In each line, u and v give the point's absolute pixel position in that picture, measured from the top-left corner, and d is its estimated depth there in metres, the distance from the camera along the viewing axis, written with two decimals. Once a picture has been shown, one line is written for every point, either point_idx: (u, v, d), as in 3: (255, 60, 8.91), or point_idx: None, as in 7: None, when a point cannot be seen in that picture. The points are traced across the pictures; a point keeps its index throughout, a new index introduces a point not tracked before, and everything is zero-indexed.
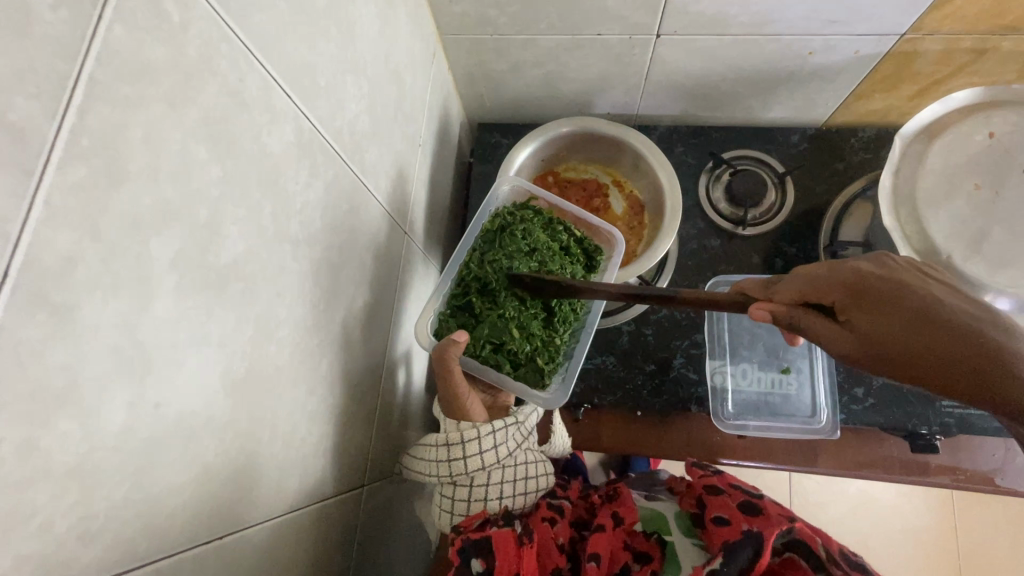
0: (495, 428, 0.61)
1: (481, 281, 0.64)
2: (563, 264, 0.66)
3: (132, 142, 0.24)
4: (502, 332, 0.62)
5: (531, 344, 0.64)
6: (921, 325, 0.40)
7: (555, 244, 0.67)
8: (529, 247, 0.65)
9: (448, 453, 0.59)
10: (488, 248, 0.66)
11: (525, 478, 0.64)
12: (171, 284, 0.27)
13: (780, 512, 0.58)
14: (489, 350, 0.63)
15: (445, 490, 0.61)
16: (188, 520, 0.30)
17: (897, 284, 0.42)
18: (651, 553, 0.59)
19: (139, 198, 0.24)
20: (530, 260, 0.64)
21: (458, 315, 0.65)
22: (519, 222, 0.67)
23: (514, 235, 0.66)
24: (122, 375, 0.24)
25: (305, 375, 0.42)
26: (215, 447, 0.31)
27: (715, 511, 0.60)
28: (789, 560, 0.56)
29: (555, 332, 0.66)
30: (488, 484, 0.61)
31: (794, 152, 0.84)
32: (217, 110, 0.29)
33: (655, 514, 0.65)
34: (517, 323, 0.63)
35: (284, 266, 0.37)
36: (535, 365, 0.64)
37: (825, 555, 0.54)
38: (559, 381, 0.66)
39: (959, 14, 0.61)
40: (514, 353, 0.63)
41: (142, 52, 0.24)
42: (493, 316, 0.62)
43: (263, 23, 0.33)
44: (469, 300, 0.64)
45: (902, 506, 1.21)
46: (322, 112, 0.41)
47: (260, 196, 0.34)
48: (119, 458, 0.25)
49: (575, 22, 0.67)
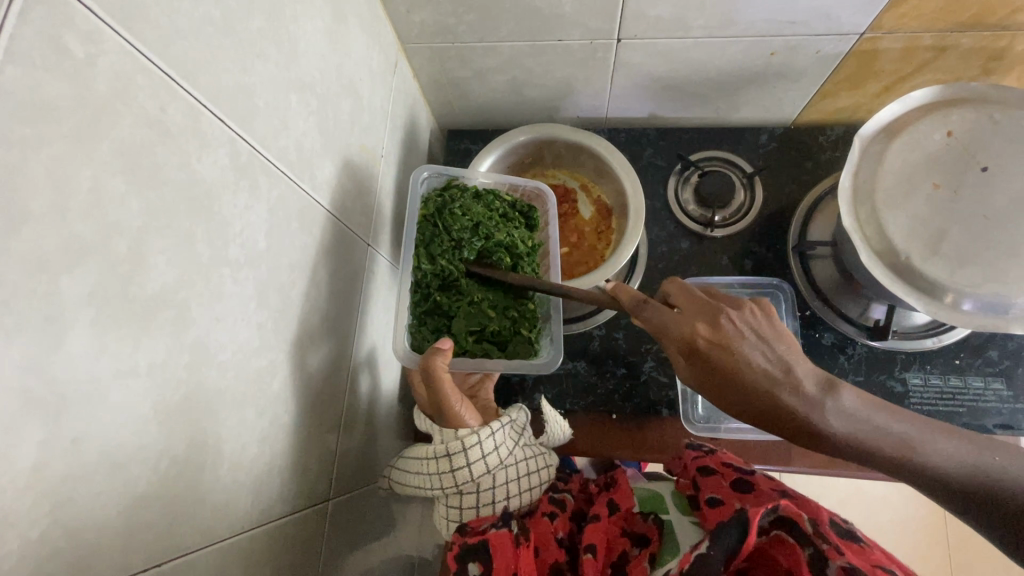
0: (494, 430, 0.61)
1: (441, 276, 0.64)
2: (510, 229, 0.67)
3: (34, 183, 0.24)
4: (480, 317, 0.64)
5: (509, 316, 0.66)
6: (723, 381, 0.49)
7: (495, 213, 0.68)
8: (473, 221, 0.65)
9: (451, 463, 0.59)
10: (433, 240, 0.65)
11: (528, 474, 0.63)
12: (88, 319, 0.27)
13: (772, 487, 0.58)
14: (472, 340, 0.64)
15: (451, 501, 0.61)
16: (121, 548, 0.30)
17: (714, 348, 0.49)
18: (649, 535, 0.58)
19: (44, 237, 0.25)
20: (478, 234, 0.65)
21: (429, 322, 0.64)
22: (453, 200, 0.67)
23: (453, 215, 0.65)
24: (33, 416, 0.25)
25: (254, 395, 0.42)
26: (147, 476, 0.32)
27: (708, 493, 0.59)
28: (777, 539, 0.52)
29: (526, 299, 0.67)
30: (494, 487, 0.60)
31: (762, 151, 0.84)
32: (136, 141, 0.29)
33: (651, 495, 0.65)
34: (489, 303, 0.65)
35: (222, 291, 0.37)
36: (522, 336, 0.66)
37: (812, 531, 0.50)
38: (547, 342, 0.67)
39: (915, 13, 0.61)
40: (496, 334, 0.65)
41: (41, 90, 0.24)
42: (465, 306, 0.64)
43: (185, 49, 0.33)
44: (434, 301, 0.64)
45: (891, 497, 1.22)
46: (263, 134, 0.41)
47: (193, 222, 0.34)
48: (31, 494, 0.25)
49: (534, 29, 0.67)
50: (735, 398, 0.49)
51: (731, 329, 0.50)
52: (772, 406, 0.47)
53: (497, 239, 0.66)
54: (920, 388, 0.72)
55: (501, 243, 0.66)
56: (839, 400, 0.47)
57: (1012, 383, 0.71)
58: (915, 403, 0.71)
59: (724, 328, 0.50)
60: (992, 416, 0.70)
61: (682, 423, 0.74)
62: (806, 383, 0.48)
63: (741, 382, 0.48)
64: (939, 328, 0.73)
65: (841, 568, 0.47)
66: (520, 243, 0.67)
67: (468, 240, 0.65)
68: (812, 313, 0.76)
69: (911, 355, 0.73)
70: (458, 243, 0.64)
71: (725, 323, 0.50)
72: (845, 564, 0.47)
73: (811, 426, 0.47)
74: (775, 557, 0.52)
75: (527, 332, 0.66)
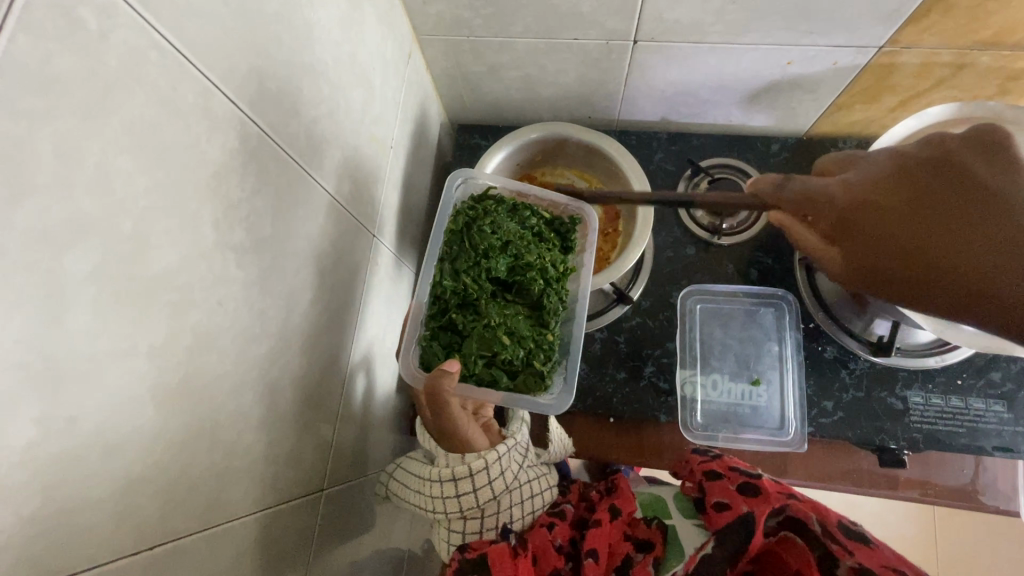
0: (501, 453, 0.60)
1: (460, 293, 0.62)
2: (540, 251, 0.64)
3: (41, 154, 0.24)
4: (491, 343, 0.60)
5: (524, 347, 0.62)
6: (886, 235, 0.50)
7: (528, 233, 0.65)
8: (502, 241, 0.63)
9: (456, 488, 0.59)
10: (458, 254, 0.63)
11: (531, 497, 0.62)
12: (89, 296, 0.27)
13: (779, 490, 0.58)
14: (481, 366, 0.61)
15: (454, 525, 0.60)
16: (112, 531, 0.30)
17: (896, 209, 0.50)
18: (652, 540, 0.58)
19: (47, 211, 0.24)
20: (505, 254, 0.63)
21: (441, 336, 0.63)
22: (485, 215, 0.65)
23: (482, 230, 0.63)
24: (28, 394, 0.24)
25: (252, 382, 0.42)
26: (141, 459, 0.31)
27: (714, 497, 0.59)
28: (785, 540, 0.53)
29: (546, 328, 0.63)
30: (498, 512, 0.60)
31: (773, 161, 0.83)
32: (145, 119, 0.29)
33: (656, 499, 0.66)
34: (506, 329, 0.61)
35: (224, 274, 0.37)
36: (533, 369, 0.62)
37: (821, 531, 0.51)
38: (561, 377, 0.65)
39: (935, 28, 0.60)
40: (507, 362, 0.61)
41: (51, 61, 0.24)
42: (479, 328, 0.61)
43: (199, 28, 0.32)
44: (450, 319, 0.63)
45: (884, 513, 1.22)
46: (273, 118, 0.41)
47: (198, 204, 0.34)
48: (24, 472, 0.25)
49: (550, 26, 0.66)
50: (911, 251, 0.48)
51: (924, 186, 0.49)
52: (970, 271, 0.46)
53: (525, 261, 0.63)
54: (921, 407, 0.72)
55: (530, 266, 0.63)
56: None
57: (1013, 407, 0.71)
58: (916, 420, 0.71)
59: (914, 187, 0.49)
60: (991, 439, 0.69)
61: (679, 430, 0.74)
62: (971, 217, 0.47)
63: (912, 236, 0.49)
64: (943, 347, 0.73)
65: (851, 568, 0.47)
66: (548, 267, 0.64)
67: (494, 258, 0.62)
68: (815, 327, 0.76)
69: (913, 373, 0.73)
70: (483, 262, 0.62)
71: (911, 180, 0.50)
72: (853, 564, 0.48)
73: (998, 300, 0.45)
74: (784, 558, 0.53)
75: (541, 365, 0.62)
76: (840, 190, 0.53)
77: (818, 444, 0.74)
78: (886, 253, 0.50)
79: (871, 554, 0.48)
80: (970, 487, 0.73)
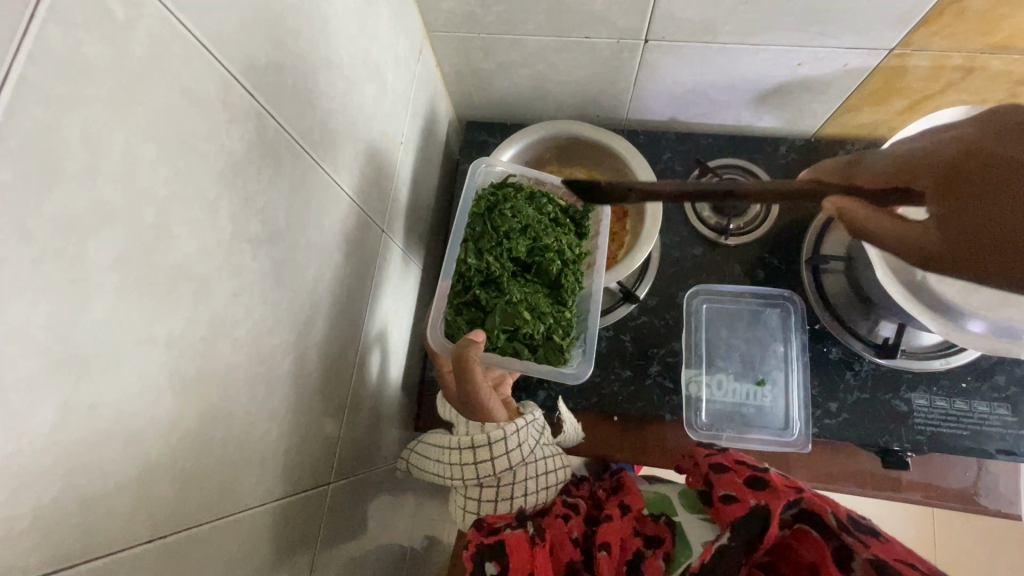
0: (519, 426, 0.61)
1: (483, 271, 0.63)
2: (558, 233, 0.65)
3: (70, 143, 0.24)
4: (514, 318, 0.60)
5: (544, 322, 0.62)
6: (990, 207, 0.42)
7: (546, 216, 0.66)
8: (521, 223, 0.64)
9: (474, 457, 0.60)
10: (480, 235, 0.64)
11: (547, 472, 0.63)
12: (112, 284, 0.27)
13: (787, 483, 0.58)
14: (503, 339, 0.61)
15: (471, 492, 0.62)
16: (129, 518, 0.30)
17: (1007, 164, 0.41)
18: (662, 535, 0.59)
19: (75, 199, 0.24)
20: (524, 237, 0.64)
21: (465, 312, 0.63)
22: (504, 200, 0.66)
23: (503, 213, 0.65)
24: (53, 380, 0.25)
25: (265, 373, 0.42)
26: (158, 448, 0.31)
27: (721, 490, 0.59)
28: (800, 533, 0.53)
29: (565, 305, 0.64)
30: (513, 483, 0.61)
31: (781, 163, 0.84)
32: (168, 109, 0.29)
33: (660, 497, 0.67)
34: (527, 304, 0.61)
35: (240, 266, 0.37)
36: (554, 343, 0.62)
37: (835, 524, 0.51)
38: (580, 352, 0.65)
39: (946, 32, 0.60)
40: (528, 337, 0.61)
41: (80, 50, 0.24)
42: (501, 304, 0.61)
43: (221, 19, 0.32)
44: (473, 295, 0.63)
45: (884, 515, 1.22)
46: (289, 110, 0.41)
47: (217, 196, 0.34)
48: (47, 458, 0.25)
49: (562, 25, 0.66)
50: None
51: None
52: None
53: (543, 243, 0.64)
54: (925, 409, 0.72)
55: (548, 248, 0.64)
56: None
57: (1016, 410, 0.71)
58: (919, 423, 0.71)
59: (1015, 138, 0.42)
60: (995, 442, 0.70)
61: (684, 429, 0.74)
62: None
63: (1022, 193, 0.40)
64: (947, 350, 0.73)
65: (867, 560, 0.47)
66: (566, 249, 0.65)
67: (514, 240, 0.63)
68: (821, 328, 0.76)
69: (918, 376, 0.73)
70: (504, 243, 0.63)
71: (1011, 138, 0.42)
72: (869, 556, 0.48)
73: None
74: (797, 551, 0.52)
75: (560, 340, 0.63)
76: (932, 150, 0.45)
77: (823, 445, 0.74)
78: (994, 215, 0.41)
79: (886, 548, 0.48)
80: (971, 490, 0.73)
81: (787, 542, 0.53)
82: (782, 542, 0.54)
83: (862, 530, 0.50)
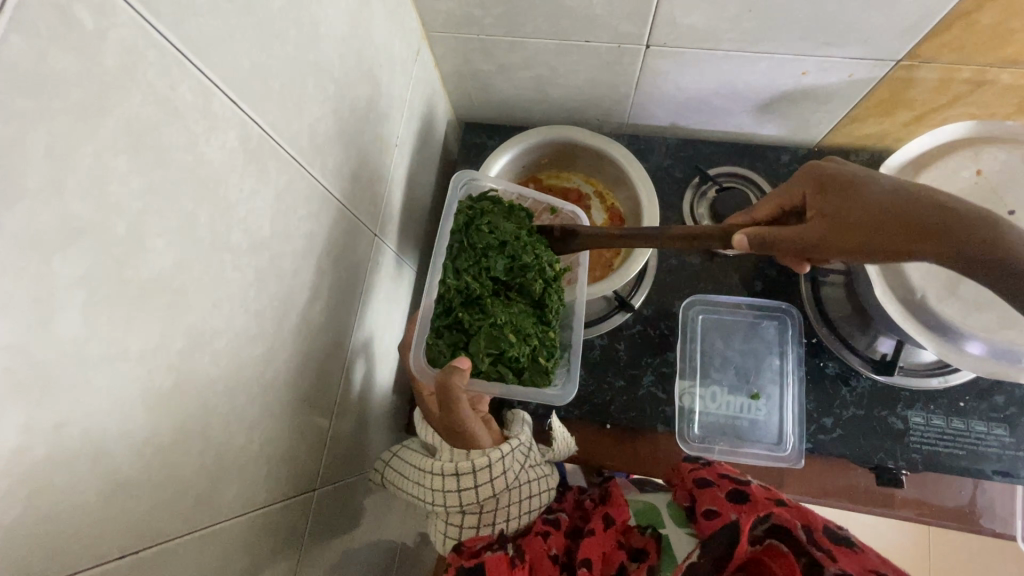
0: (505, 452, 0.59)
1: (463, 291, 0.61)
2: (538, 250, 0.62)
3: (32, 157, 0.23)
4: (499, 340, 0.59)
5: (530, 344, 0.60)
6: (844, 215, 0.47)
7: (525, 232, 0.63)
8: (499, 240, 0.62)
9: (457, 483, 0.58)
10: (457, 253, 0.62)
11: (529, 497, 0.61)
12: (79, 300, 0.26)
13: (768, 496, 0.57)
14: (487, 363, 0.59)
15: (452, 519, 0.59)
16: (97, 535, 0.29)
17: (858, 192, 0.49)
18: (647, 548, 0.59)
19: (38, 215, 0.24)
20: (503, 254, 0.62)
21: (447, 335, 0.61)
22: (482, 216, 0.64)
23: (479, 230, 0.63)
24: (16, 400, 0.24)
25: (246, 383, 0.41)
26: (129, 463, 0.31)
27: (704, 505, 0.59)
28: (770, 548, 0.51)
29: (549, 325, 0.63)
30: (496, 509, 0.59)
31: (783, 172, 0.83)
32: (141, 119, 0.28)
33: (648, 507, 0.66)
34: (512, 326, 0.59)
35: (221, 276, 0.37)
36: (540, 365, 0.61)
37: (806, 538, 0.50)
38: (564, 371, 0.66)
39: (956, 44, 0.59)
40: (514, 360, 0.60)
41: (44, 62, 0.23)
42: (486, 326, 0.59)
43: (202, 26, 0.31)
44: (456, 316, 0.61)
45: (879, 525, 1.22)
46: (276, 117, 0.40)
47: (194, 206, 0.33)
48: (7, 481, 0.24)
49: (562, 27, 0.65)
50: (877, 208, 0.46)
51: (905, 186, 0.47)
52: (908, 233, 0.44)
53: (523, 261, 0.61)
54: (921, 428, 0.71)
55: (529, 266, 0.61)
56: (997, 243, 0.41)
57: (1014, 430, 0.70)
58: (915, 441, 0.70)
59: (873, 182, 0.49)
60: (991, 463, 0.69)
61: (676, 440, 0.73)
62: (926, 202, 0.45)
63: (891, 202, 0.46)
64: (946, 368, 0.72)
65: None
66: (547, 267, 0.62)
67: (492, 259, 0.61)
68: (817, 342, 0.75)
69: (916, 393, 0.72)
70: (482, 261, 0.61)
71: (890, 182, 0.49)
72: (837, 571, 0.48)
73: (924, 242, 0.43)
74: (767, 565, 0.52)
75: (546, 361, 0.62)
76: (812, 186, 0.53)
77: (816, 461, 0.73)
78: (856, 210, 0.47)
79: (855, 559, 0.48)
80: (967, 508, 0.72)
81: (758, 557, 0.52)
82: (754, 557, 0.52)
83: (836, 543, 0.50)
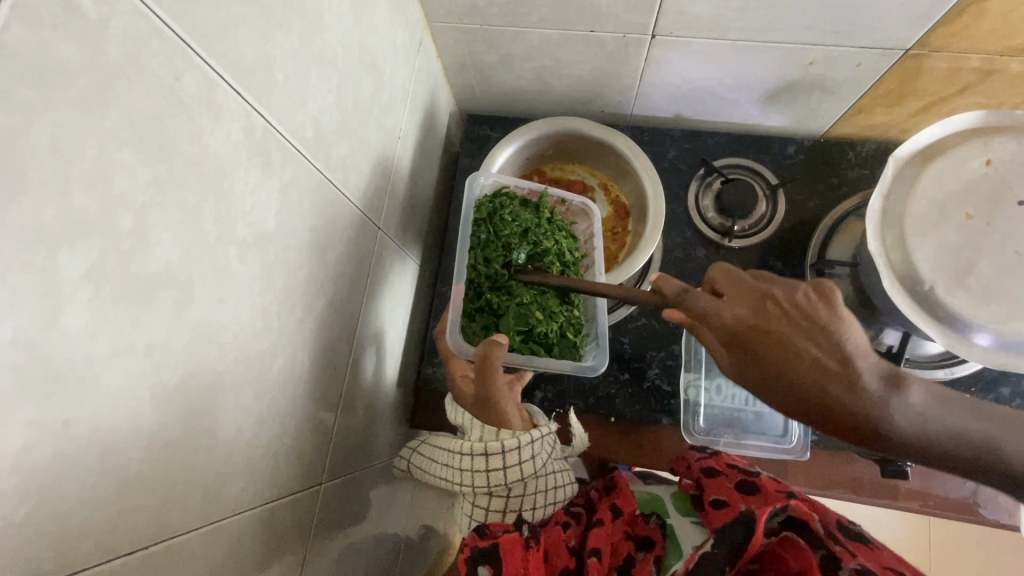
0: (535, 437, 0.59)
1: (491, 277, 0.63)
2: (557, 236, 0.65)
3: (37, 150, 0.23)
4: (528, 319, 0.61)
5: (557, 322, 0.63)
6: (765, 370, 0.49)
7: (545, 219, 0.65)
8: (522, 228, 0.63)
9: (486, 463, 0.57)
10: (485, 241, 0.63)
11: (555, 487, 0.61)
12: (85, 296, 0.26)
13: (778, 488, 0.58)
14: (519, 341, 0.62)
15: (479, 501, 0.59)
16: (106, 532, 0.29)
17: (766, 338, 0.48)
18: (653, 536, 0.59)
19: (42, 209, 0.23)
20: (525, 241, 0.63)
21: (478, 318, 0.63)
22: (503, 206, 0.65)
23: (503, 219, 0.64)
24: (22, 397, 0.24)
25: (253, 378, 0.41)
26: (138, 459, 0.31)
27: (712, 495, 0.59)
28: (785, 540, 0.52)
29: (572, 304, 0.65)
30: (524, 495, 0.58)
31: (788, 164, 0.82)
32: (147, 112, 0.28)
33: (653, 498, 0.66)
34: (538, 306, 0.62)
35: (227, 271, 0.36)
36: (568, 341, 0.64)
37: (821, 531, 0.50)
38: (591, 345, 0.66)
39: (966, 33, 0.58)
40: (543, 337, 0.62)
41: (46, 50, 0.22)
42: (513, 307, 0.61)
43: (205, 15, 0.31)
44: (485, 300, 0.63)
45: (879, 517, 1.23)
46: (280, 109, 0.40)
47: (200, 200, 0.33)
48: (16, 478, 0.24)
49: (567, 17, 0.64)
50: (787, 382, 0.48)
51: (791, 323, 0.49)
52: (824, 415, 0.48)
53: (544, 247, 0.63)
54: None
55: (548, 251, 0.63)
56: (904, 397, 0.47)
57: None
58: None
59: (786, 322, 0.49)
60: None
61: (682, 433, 0.73)
62: (864, 376, 0.47)
63: (796, 375, 0.48)
64: (951, 360, 0.72)
65: (854, 570, 0.47)
66: (565, 253, 0.65)
67: (515, 247, 0.62)
68: None
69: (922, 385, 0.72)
70: (506, 248, 0.62)
71: (783, 316, 0.49)
72: (857, 566, 0.47)
73: (853, 421, 0.47)
74: (783, 558, 0.52)
75: (573, 337, 0.64)
76: (733, 317, 0.50)
77: (821, 452, 0.73)
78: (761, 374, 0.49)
79: (873, 555, 0.49)
80: (971, 500, 0.72)
81: (774, 549, 0.53)
82: (769, 550, 0.53)
83: (852, 538, 0.51)
